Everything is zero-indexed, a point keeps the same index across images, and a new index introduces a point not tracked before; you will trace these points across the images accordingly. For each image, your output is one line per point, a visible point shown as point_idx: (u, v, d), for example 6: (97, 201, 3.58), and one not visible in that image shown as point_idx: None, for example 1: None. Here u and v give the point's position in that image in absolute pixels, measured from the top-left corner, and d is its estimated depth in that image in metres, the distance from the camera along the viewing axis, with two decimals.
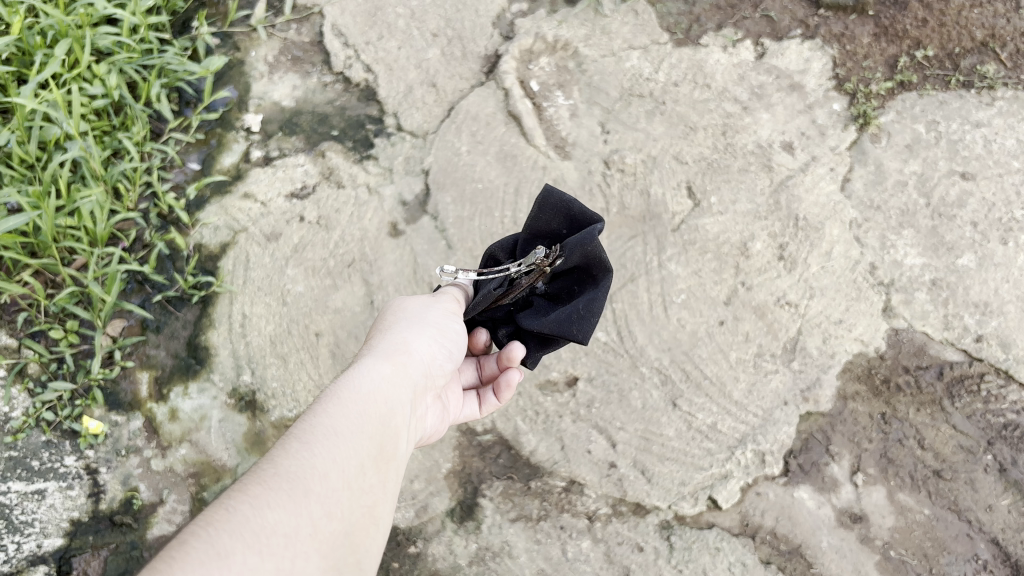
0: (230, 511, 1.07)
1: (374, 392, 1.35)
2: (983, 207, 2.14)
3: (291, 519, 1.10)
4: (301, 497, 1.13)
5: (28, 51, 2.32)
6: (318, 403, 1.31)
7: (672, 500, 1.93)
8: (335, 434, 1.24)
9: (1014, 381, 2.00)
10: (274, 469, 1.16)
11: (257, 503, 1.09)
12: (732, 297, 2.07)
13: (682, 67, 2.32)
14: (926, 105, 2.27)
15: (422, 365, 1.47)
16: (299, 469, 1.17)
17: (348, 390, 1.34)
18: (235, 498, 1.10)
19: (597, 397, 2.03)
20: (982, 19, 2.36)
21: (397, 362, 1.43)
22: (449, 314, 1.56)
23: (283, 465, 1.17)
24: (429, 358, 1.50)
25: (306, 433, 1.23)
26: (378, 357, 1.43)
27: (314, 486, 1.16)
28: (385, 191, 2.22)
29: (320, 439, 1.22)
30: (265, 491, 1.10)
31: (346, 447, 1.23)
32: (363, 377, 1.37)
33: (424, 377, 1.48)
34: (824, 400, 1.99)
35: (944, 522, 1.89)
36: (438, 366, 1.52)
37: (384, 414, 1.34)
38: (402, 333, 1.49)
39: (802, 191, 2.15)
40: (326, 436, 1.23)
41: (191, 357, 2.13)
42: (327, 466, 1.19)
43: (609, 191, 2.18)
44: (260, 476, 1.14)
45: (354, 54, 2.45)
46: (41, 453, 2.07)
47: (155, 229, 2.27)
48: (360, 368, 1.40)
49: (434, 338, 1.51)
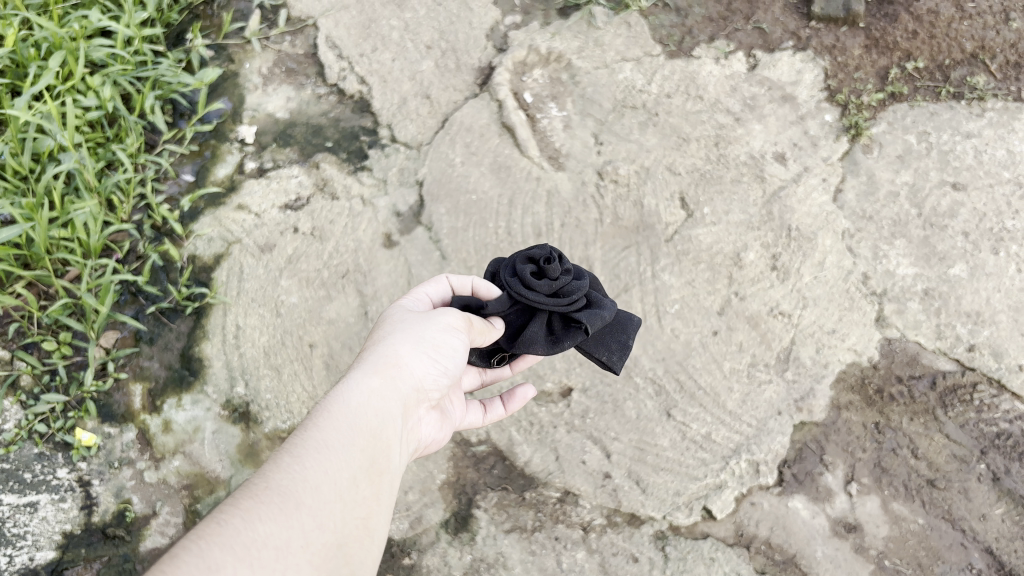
0: (221, 525, 1.07)
1: (366, 405, 1.34)
2: (974, 217, 2.15)
3: (282, 531, 1.10)
4: (293, 509, 1.13)
5: (23, 63, 2.32)
6: (310, 417, 1.30)
7: (667, 511, 1.93)
8: (327, 447, 1.24)
9: (1007, 390, 2.01)
10: (266, 483, 1.16)
11: (249, 516, 1.10)
12: (726, 307, 2.08)
13: (674, 79, 2.34)
14: (917, 116, 2.28)
15: (415, 377, 1.46)
16: (290, 482, 1.17)
17: (341, 404, 1.33)
18: (226, 511, 1.10)
19: (591, 407, 2.03)
20: (971, 31, 2.38)
21: (390, 374, 1.42)
22: (450, 330, 1.51)
23: (275, 479, 1.17)
24: (424, 370, 1.48)
25: (298, 446, 1.23)
26: (369, 370, 1.42)
27: (305, 499, 1.16)
28: (380, 203, 2.23)
29: (312, 452, 1.22)
30: (257, 504, 1.11)
31: (338, 461, 1.23)
32: (355, 390, 1.36)
33: (418, 389, 1.47)
34: (817, 410, 1.99)
35: (938, 531, 1.89)
36: (432, 380, 1.50)
37: (377, 427, 1.33)
38: (396, 345, 1.47)
39: (795, 202, 2.16)
40: (318, 449, 1.23)
41: (185, 368, 2.13)
42: (318, 480, 1.19)
43: (603, 201, 2.19)
44: (252, 490, 1.15)
45: (348, 66, 2.46)
46: (33, 465, 2.06)
47: (149, 241, 2.27)
48: (353, 380, 1.39)
49: (429, 350, 1.49)
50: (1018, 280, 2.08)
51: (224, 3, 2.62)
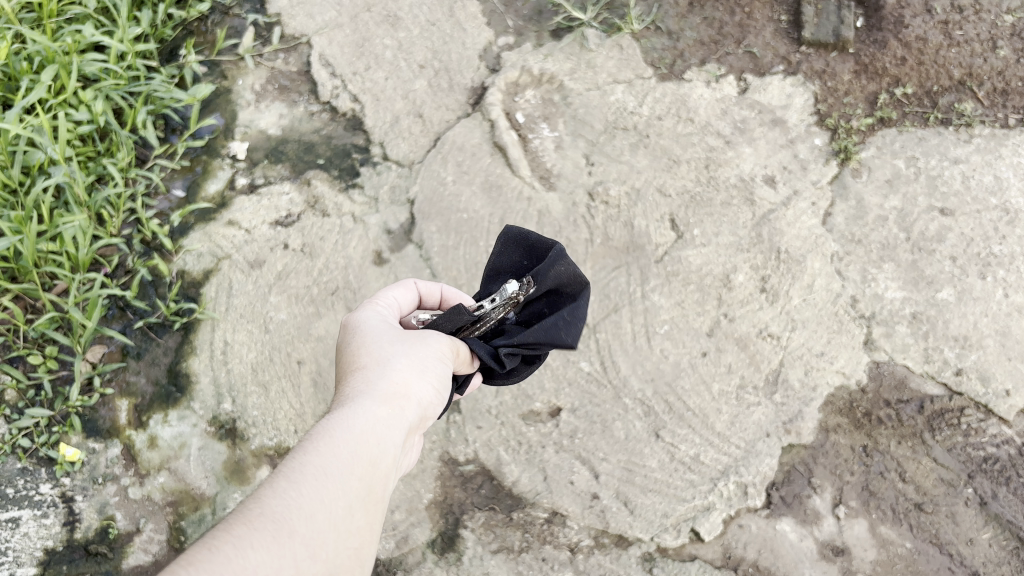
0: (212, 551, 1.03)
1: (369, 432, 1.28)
2: (962, 242, 2.17)
3: (273, 560, 1.07)
4: (285, 538, 1.10)
5: (15, 76, 2.33)
6: (309, 438, 1.25)
7: (655, 532, 1.92)
8: (324, 474, 1.19)
9: (994, 415, 2.01)
10: (259, 508, 1.12)
11: (240, 543, 1.06)
12: (715, 329, 2.08)
13: (666, 101, 2.36)
14: (905, 141, 2.31)
15: (417, 405, 1.39)
16: (284, 508, 1.13)
17: (340, 428, 1.27)
18: (218, 536, 1.06)
19: (580, 428, 2.02)
20: (959, 58, 2.41)
21: (394, 402, 1.35)
22: (442, 357, 1.46)
23: (268, 505, 1.12)
24: (426, 398, 1.43)
25: (295, 470, 1.19)
26: (375, 395, 1.34)
27: (299, 527, 1.12)
28: (370, 220, 2.23)
29: (308, 479, 1.17)
30: (249, 531, 1.07)
31: (335, 490, 1.18)
32: (360, 415, 1.30)
33: (418, 417, 1.41)
34: (805, 433, 1.99)
35: (925, 555, 1.89)
36: (431, 406, 1.45)
37: (378, 456, 1.27)
38: (400, 369, 1.40)
39: (784, 225, 2.17)
40: (315, 476, 1.18)
41: (171, 384, 2.11)
42: (313, 508, 1.15)
43: (594, 222, 2.20)
44: (245, 514, 1.10)
45: (341, 83, 2.47)
46: (16, 480, 2.06)
47: (139, 256, 2.26)
48: (357, 404, 1.32)
49: (434, 378, 1.43)
50: (1005, 305, 2.10)
51: (217, 19, 2.62)
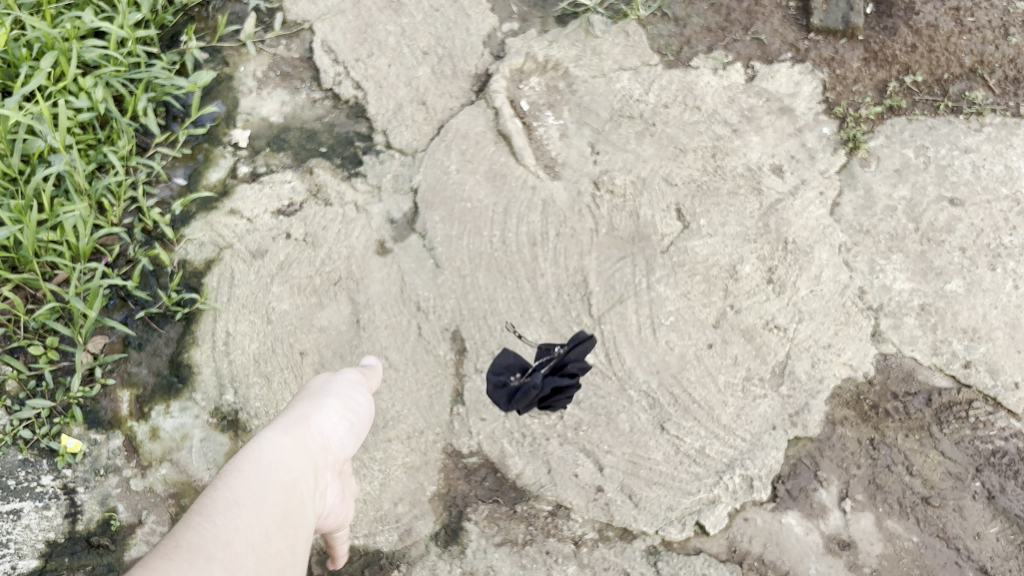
0: None
1: (276, 462, 1.30)
2: (972, 233, 2.14)
3: None
4: (203, 563, 1.06)
5: (13, 63, 2.28)
6: (217, 478, 1.24)
7: (659, 525, 1.91)
8: (234, 504, 1.19)
9: (1003, 408, 2.00)
10: (175, 541, 1.08)
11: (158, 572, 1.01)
12: (721, 320, 2.06)
13: (672, 89, 2.33)
14: (915, 130, 2.28)
15: (325, 440, 1.45)
16: (199, 537, 1.10)
17: (248, 463, 1.28)
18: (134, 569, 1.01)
19: (585, 420, 2.00)
20: (970, 46, 2.38)
21: (299, 435, 1.39)
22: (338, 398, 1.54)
23: (185, 538, 1.09)
24: (331, 436, 1.47)
25: (205, 505, 1.17)
26: (279, 432, 1.38)
27: (216, 553, 1.09)
28: (373, 209, 2.21)
29: (220, 509, 1.16)
30: (167, 559, 1.03)
31: (247, 517, 1.18)
32: (266, 449, 1.32)
33: (327, 452, 1.45)
34: (813, 425, 1.97)
35: (932, 549, 1.88)
36: (338, 443, 1.49)
37: (287, 482, 1.29)
38: (302, 409, 1.47)
39: (791, 215, 2.14)
40: (226, 507, 1.17)
41: (173, 375, 2.10)
42: (228, 534, 1.13)
43: (599, 211, 2.18)
44: (162, 547, 1.06)
45: (344, 71, 2.44)
46: (17, 472, 2.03)
47: (140, 245, 2.24)
48: (262, 440, 1.35)
49: (337, 415, 1.50)
50: (1015, 297, 2.08)
51: (219, 5, 2.59)
